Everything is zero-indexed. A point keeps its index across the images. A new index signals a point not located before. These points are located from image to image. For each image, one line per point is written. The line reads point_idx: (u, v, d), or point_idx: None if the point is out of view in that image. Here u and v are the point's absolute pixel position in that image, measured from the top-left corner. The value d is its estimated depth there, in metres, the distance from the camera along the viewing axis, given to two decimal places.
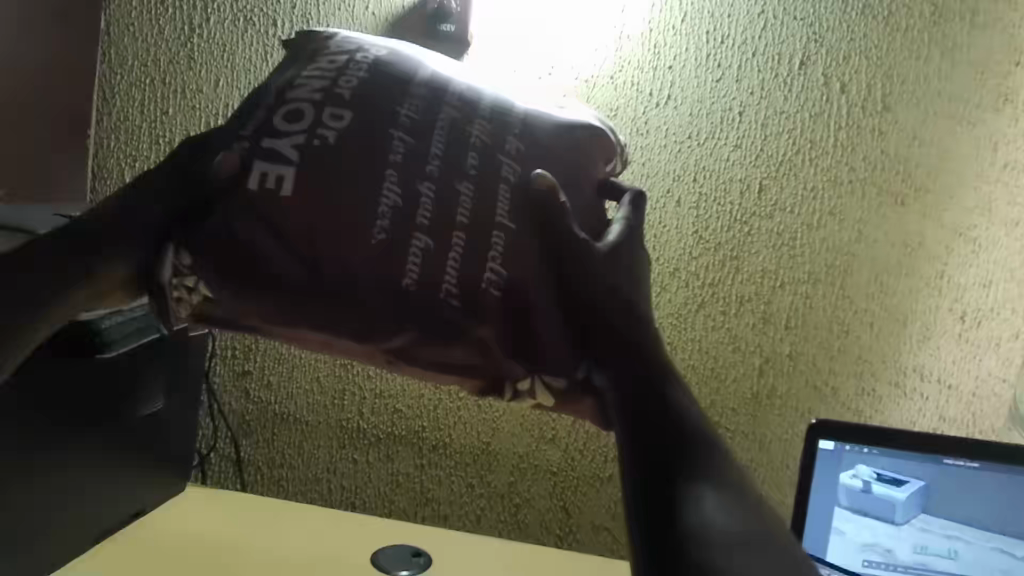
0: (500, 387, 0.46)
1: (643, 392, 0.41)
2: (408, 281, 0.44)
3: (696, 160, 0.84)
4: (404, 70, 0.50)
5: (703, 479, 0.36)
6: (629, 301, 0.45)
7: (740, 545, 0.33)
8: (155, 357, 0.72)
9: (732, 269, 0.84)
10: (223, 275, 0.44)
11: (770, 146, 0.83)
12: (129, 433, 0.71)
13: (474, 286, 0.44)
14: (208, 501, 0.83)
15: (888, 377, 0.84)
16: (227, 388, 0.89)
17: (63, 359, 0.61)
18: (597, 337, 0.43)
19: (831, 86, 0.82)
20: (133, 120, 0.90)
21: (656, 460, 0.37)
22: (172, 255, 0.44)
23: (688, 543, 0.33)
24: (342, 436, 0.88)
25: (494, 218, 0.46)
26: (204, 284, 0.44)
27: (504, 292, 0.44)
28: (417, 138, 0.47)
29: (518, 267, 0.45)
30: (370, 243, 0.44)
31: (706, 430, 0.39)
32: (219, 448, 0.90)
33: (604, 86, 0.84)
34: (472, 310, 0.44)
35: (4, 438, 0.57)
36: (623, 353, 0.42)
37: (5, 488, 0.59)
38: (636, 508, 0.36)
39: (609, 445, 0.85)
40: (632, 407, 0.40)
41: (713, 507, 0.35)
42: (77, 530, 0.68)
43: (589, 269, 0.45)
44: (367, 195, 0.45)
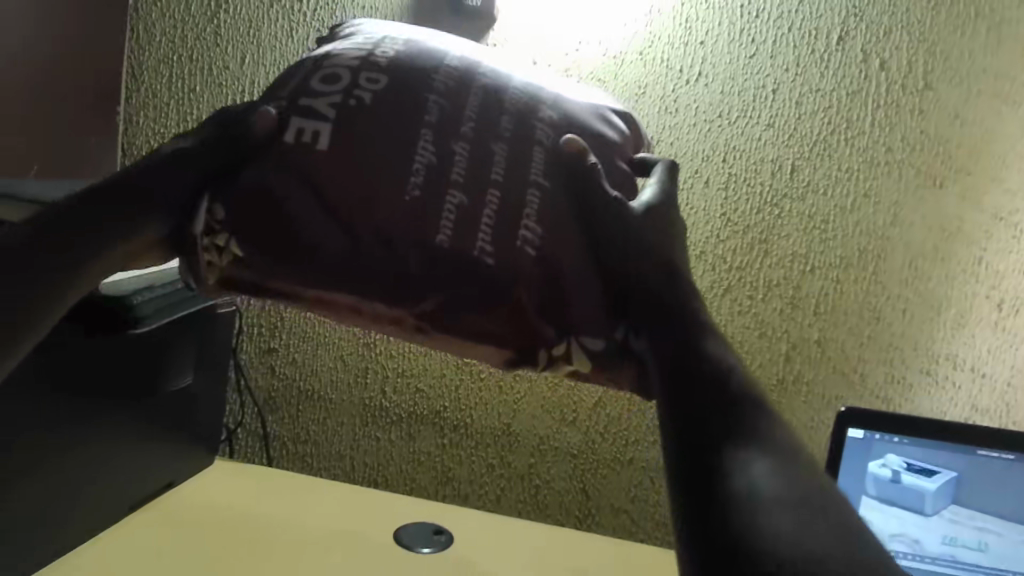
0: (534, 355, 0.46)
1: (682, 352, 0.39)
2: (440, 239, 0.44)
3: (727, 139, 0.82)
4: (431, 54, 0.50)
5: (749, 442, 0.32)
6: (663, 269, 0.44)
7: (796, 510, 0.29)
8: (187, 333, 0.74)
9: (761, 252, 0.83)
10: (256, 237, 0.44)
11: (804, 126, 0.81)
12: (158, 406, 0.73)
13: (509, 246, 0.45)
14: (234, 475, 0.84)
15: (920, 365, 0.82)
16: (253, 363, 0.90)
17: (98, 338, 0.62)
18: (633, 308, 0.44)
19: (870, 62, 0.79)
20: (161, 97, 0.91)
21: (695, 424, 0.34)
22: (207, 205, 0.45)
23: (729, 507, 0.29)
24: (365, 414, 0.89)
25: (526, 182, 0.47)
26: (237, 240, 0.44)
27: (539, 251, 0.45)
28: (454, 103, 0.48)
29: (550, 232, 0.46)
30: (403, 200, 0.45)
31: (753, 394, 0.36)
32: (246, 423, 0.92)
33: (632, 62, 0.82)
34: (506, 268, 0.44)
35: (34, 414, 0.58)
36: (660, 325, 0.41)
37: (40, 464, 0.60)
38: (679, 483, 0.33)
39: (630, 429, 0.85)
40: (671, 373, 0.38)
41: (763, 472, 0.31)
42: (105, 503, 0.69)
43: (624, 228, 0.45)
44: (401, 161, 0.45)
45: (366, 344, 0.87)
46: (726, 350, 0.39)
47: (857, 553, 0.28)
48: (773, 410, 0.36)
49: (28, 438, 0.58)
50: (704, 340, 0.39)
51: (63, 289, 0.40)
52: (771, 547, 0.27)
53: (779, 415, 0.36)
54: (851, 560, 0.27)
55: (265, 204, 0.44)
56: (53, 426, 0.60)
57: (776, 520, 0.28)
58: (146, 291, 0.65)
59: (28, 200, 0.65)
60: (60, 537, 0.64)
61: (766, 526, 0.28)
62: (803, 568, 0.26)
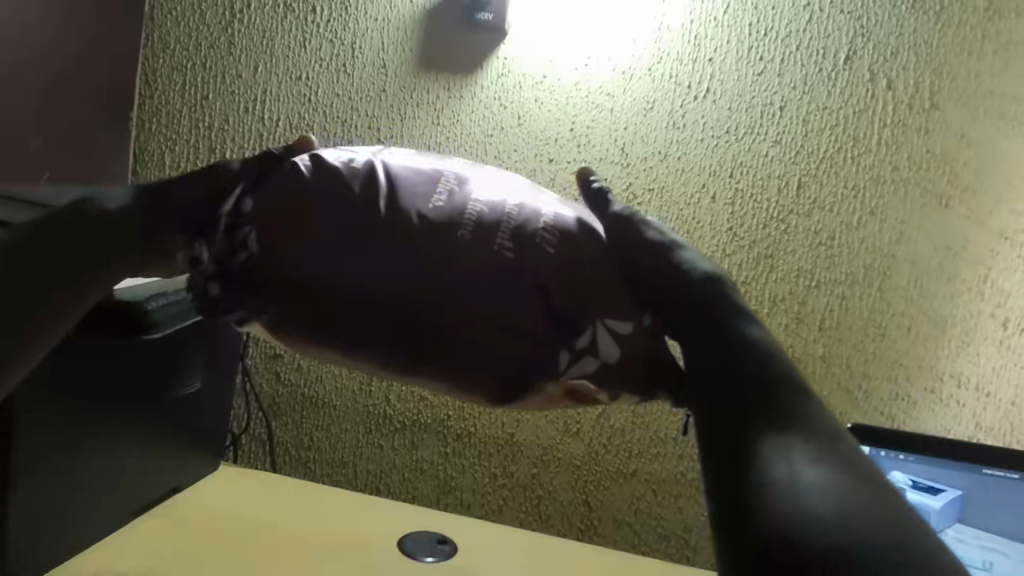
0: (556, 358, 0.47)
1: (715, 338, 0.42)
2: (461, 235, 0.46)
3: (734, 155, 0.83)
4: (440, 157, 0.54)
5: (787, 427, 0.36)
6: (679, 268, 0.47)
7: (839, 490, 0.32)
8: (189, 341, 0.74)
9: (766, 267, 0.83)
10: (279, 233, 0.46)
11: (811, 143, 0.82)
12: (164, 412, 0.73)
13: (527, 243, 0.47)
14: (235, 480, 0.85)
15: (924, 383, 0.82)
16: (260, 369, 0.91)
17: (100, 348, 0.62)
18: (664, 306, 0.47)
19: (877, 82, 0.80)
20: (173, 104, 0.91)
21: (728, 413, 0.38)
22: (237, 197, 0.48)
23: (766, 490, 0.33)
24: (369, 421, 0.89)
25: (538, 209, 0.49)
26: (254, 230, 0.46)
27: (557, 250, 0.47)
28: (470, 173, 0.51)
29: (566, 237, 0.48)
30: (427, 208, 0.47)
31: (793, 377, 0.40)
32: (250, 429, 0.92)
33: (641, 78, 0.83)
34: (522, 263, 0.46)
35: (44, 420, 0.58)
36: (692, 318, 0.44)
37: (50, 469, 0.60)
38: (716, 471, 0.36)
39: (634, 441, 0.85)
40: (702, 365, 0.42)
41: (803, 458, 0.34)
42: (112, 506, 0.69)
43: (639, 246, 0.49)
44: (418, 190, 0.48)
45: None
46: (762, 338, 0.43)
47: (896, 531, 0.31)
48: (807, 395, 0.39)
49: (39, 443, 0.58)
50: (745, 329, 0.43)
51: (64, 306, 0.47)
52: (819, 531, 0.30)
53: (817, 400, 0.39)
54: (885, 530, 0.31)
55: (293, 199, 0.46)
56: (63, 431, 0.60)
57: (818, 503, 0.31)
58: (159, 299, 0.66)
59: (39, 203, 0.66)
60: (64, 542, 0.64)
61: (809, 509, 0.31)
62: (842, 546, 0.30)
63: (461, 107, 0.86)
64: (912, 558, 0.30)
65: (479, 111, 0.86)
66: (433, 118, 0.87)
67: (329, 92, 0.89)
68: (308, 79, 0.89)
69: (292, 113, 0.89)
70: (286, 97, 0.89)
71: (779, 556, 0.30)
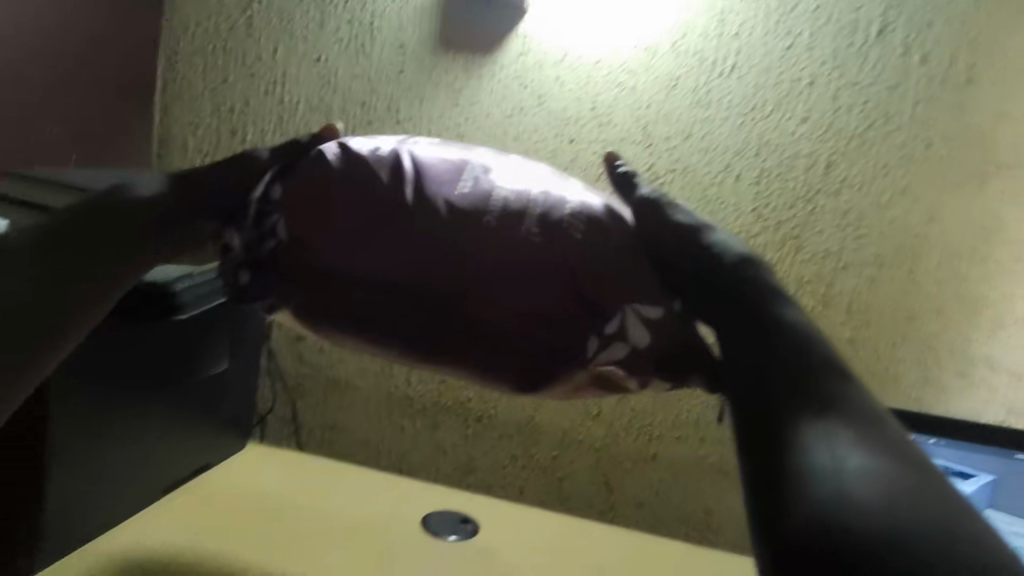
0: (585, 343, 0.48)
1: (746, 319, 0.42)
2: (489, 220, 0.48)
3: (760, 134, 0.81)
4: (464, 146, 0.54)
5: (825, 412, 0.35)
6: (710, 253, 0.47)
7: (883, 475, 0.32)
8: (214, 325, 0.75)
9: (792, 248, 0.82)
10: (303, 222, 0.49)
11: (840, 120, 0.79)
12: (193, 393, 0.75)
13: (555, 229, 0.48)
14: (262, 460, 0.86)
15: (954, 366, 0.80)
16: (283, 351, 0.92)
17: (130, 334, 0.64)
18: (691, 286, 0.47)
19: (910, 56, 0.77)
20: (196, 87, 0.92)
21: (763, 399, 0.38)
22: (267, 185, 0.52)
23: (804, 477, 0.32)
24: (392, 403, 0.90)
25: (563, 197, 0.50)
26: (282, 217, 0.50)
27: (583, 236, 0.48)
28: (495, 162, 0.52)
29: (592, 224, 0.49)
30: (452, 196, 0.49)
31: (830, 361, 0.39)
32: (275, 410, 0.94)
33: (665, 55, 0.81)
34: (547, 251, 0.47)
35: (78, 402, 0.60)
36: (727, 305, 0.44)
37: (83, 450, 0.62)
38: (751, 459, 0.36)
39: (654, 424, 0.84)
40: (734, 353, 0.42)
41: (841, 444, 0.33)
42: (143, 484, 0.71)
43: (665, 228, 0.49)
44: (444, 180, 0.49)
45: None
46: (798, 322, 0.42)
47: (946, 517, 0.30)
48: (848, 379, 0.38)
49: (72, 425, 0.60)
50: (780, 314, 0.42)
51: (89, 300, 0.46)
52: (858, 517, 0.30)
53: (864, 389, 0.38)
54: (933, 516, 0.30)
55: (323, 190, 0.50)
56: (93, 414, 0.62)
57: (858, 489, 0.31)
58: (185, 281, 0.67)
59: (70, 188, 0.67)
60: (98, 519, 0.66)
61: (849, 496, 0.31)
62: (884, 533, 0.29)
63: (481, 87, 0.86)
64: (962, 545, 0.29)
65: (498, 91, 0.85)
66: (452, 99, 0.87)
67: (348, 74, 0.89)
68: (328, 61, 0.89)
69: (312, 96, 0.90)
70: (307, 79, 0.89)
71: (814, 543, 0.30)
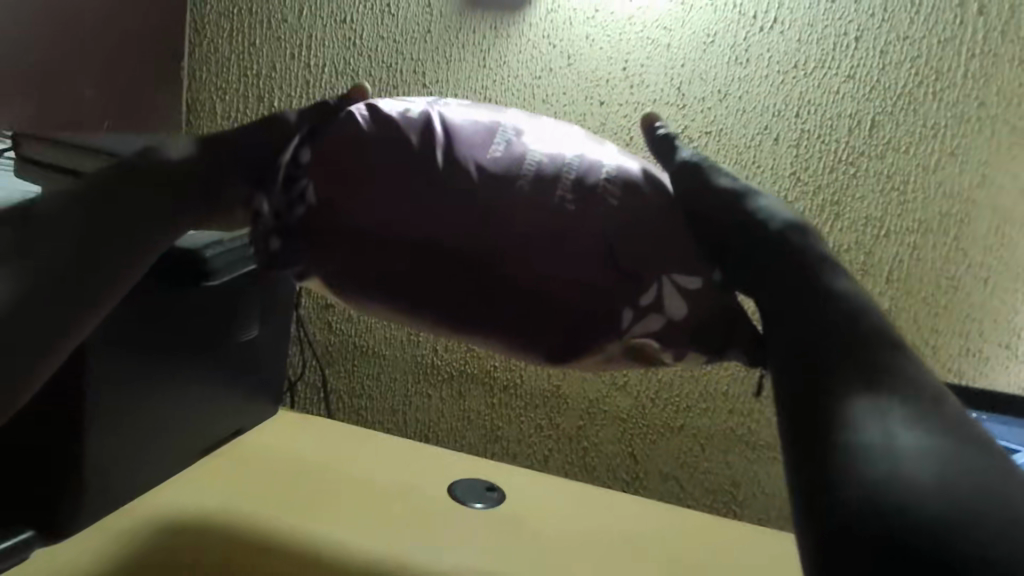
0: (619, 317, 0.46)
1: (799, 287, 0.43)
2: (522, 181, 0.46)
3: (801, 93, 0.77)
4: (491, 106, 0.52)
5: (878, 389, 0.36)
6: (760, 220, 0.47)
7: (937, 452, 0.33)
8: (245, 290, 0.76)
9: (832, 215, 0.78)
10: (339, 185, 0.46)
11: (888, 76, 0.75)
12: (225, 359, 0.77)
13: (591, 196, 0.46)
14: (292, 424, 0.89)
15: (999, 338, 0.77)
16: (313, 319, 0.94)
17: (155, 306, 0.64)
18: (738, 249, 0.47)
19: (967, 7, 0.72)
20: (222, 50, 0.91)
21: (813, 376, 0.38)
22: (295, 147, 0.49)
23: (859, 455, 0.34)
24: (419, 372, 0.91)
25: (599, 162, 0.48)
26: (313, 181, 0.47)
27: (620, 202, 0.46)
28: (528, 124, 0.50)
29: (628, 188, 0.47)
30: (487, 160, 0.47)
31: (879, 332, 0.40)
32: (305, 377, 0.96)
33: (701, 9, 0.77)
34: (582, 220, 0.45)
35: (107, 374, 0.61)
36: (775, 274, 0.44)
37: (116, 419, 0.63)
38: (800, 435, 0.37)
39: (681, 396, 0.84)
40: (786, 317, 0.42)
41: (895, 421, 0.35)
42: (178, 450, 0.73)
43: (710, 190, 0.48)
44: (476, 143, 0.48)
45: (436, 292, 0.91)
46: (847, 292, 0.43)
47: (995, 491, 0.32)
48: (900, 347, 0.40)
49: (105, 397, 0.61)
50: (830, 282, 0.43)
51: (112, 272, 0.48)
52: (915, 499, 0.31)
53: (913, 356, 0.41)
54: (986, 492, 0.32)
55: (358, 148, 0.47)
56: (123, 386, 0.63)
57: (916, 469, 0.32)
58: (217, 246, 0.67)
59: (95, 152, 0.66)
60: (133, 483, 0.68)
61: (905, 476, 0.32)
62: (939, 512, 0.31)
63: (509, 47, 0.83)
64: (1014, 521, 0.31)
65: (526, 51, 0.82)
66: (479, 61, 0.84)
67: (373, 35, 0.87)
68: (352, 22, 0.87)
69: (337, 58, 0.88)
70: (332, 41, 0.88)
71: (873, 525, 0.31)
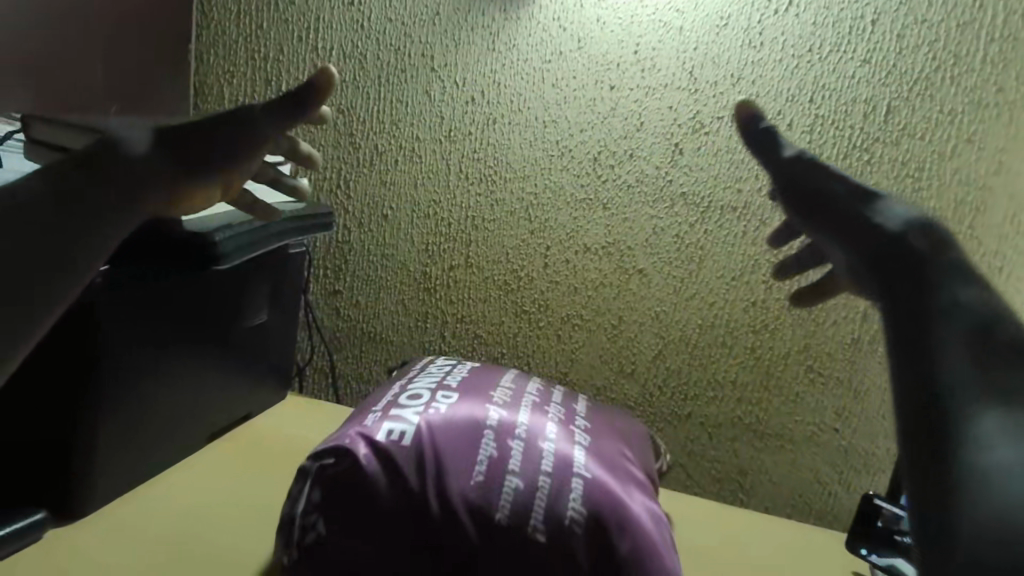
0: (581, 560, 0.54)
1: (922, 311, 0.38)
2: (548, 524, 0.55)
3: (817, 77, 0.75)
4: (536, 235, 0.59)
5: (990, 400, 0.35)
6: (874, 225, 0.43)
7: None
8: (258, 270, 0.77)
9: None
10: (343, 523, 0.55)
11: (905, 61, 0.74)
12: (238, 341, 0.78)
13: (560, 526, 0.55)
14: (305, 407, 0.91)
15: None
16: (321, 305, 0.96)
17: (161, 290, 0.64)
18: (894, 275, 0.40)
19: None
20: (229, 33, 0.91)
21: (926, 398, 0.36)
22: (308, 485, 0.57)
23: (994, 482, 0.32)
24: (427, 319, 0.93)
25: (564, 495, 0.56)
26: (322, 512, 0.56)
27: (561, 533, 0.55)
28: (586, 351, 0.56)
29: (595, 520, 0.55)
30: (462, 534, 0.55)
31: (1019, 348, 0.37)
32: (314, 361, 0.97)
33: None
34: (560, 545, 0.54)
35: (107, 358, 0.60)
36: (905, 285, 0.40)
37: (120, 405, 0.63)
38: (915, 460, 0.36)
39: (686, 385, 0.84)
40: (905, 319, 0.40)
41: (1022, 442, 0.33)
42: (186, 434, 0.74)
43: (846, 216, 0.45)
44: (532, 518, 0.55)
45: (447, 275, 0.91)
46: (976, 303, 0.38)
47: None
48: None
49: (115, 381, 0.62)
50: (956, 296, 0.38)
51: (84, 245, 0.43)
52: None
53: None
54: None
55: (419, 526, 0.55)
56: (125, 371, 0.62)
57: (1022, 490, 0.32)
58: (229, 230, 0.68)
59: (88, 128, 0.63)
60: (134, 468, 0.68)
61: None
62: None
63: (518, 30, 0.82)
64: None
65: (536, 34, 0.82)
66: (488, 44, 0.83)
67: (381, 17, 0.86)
68: (361, 4, 0.86)
69: (344, 42, 0.88)
70: (340, 24, 0.87)
71: (999, 558, 0.31)
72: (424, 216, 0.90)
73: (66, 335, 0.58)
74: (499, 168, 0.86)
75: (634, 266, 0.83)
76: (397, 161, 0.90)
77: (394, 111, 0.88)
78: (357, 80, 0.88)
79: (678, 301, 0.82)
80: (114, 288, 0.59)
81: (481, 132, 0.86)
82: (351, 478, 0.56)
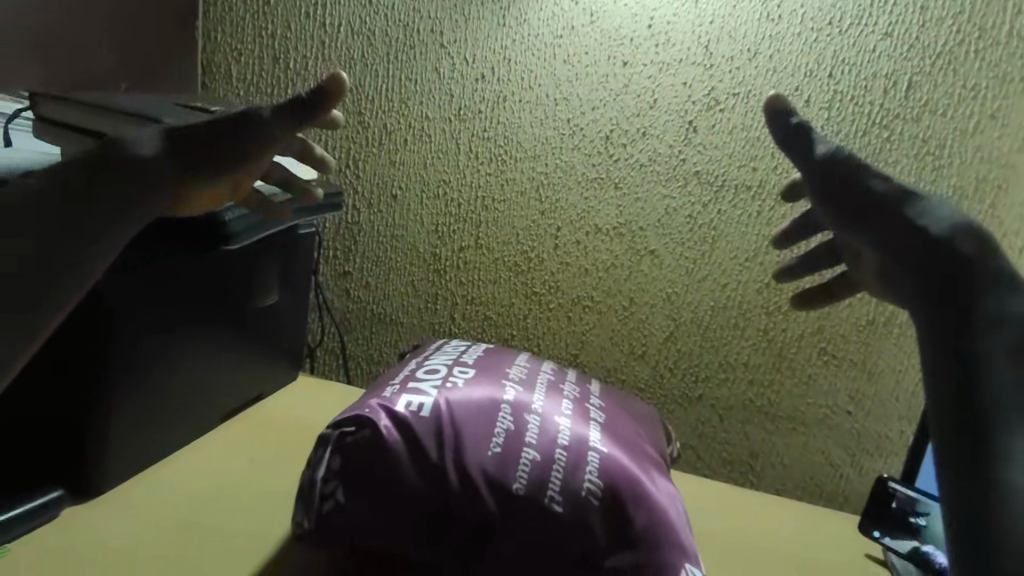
0: (598, 536, 0.54)
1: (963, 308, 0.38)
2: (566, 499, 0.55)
3: (835, 52, 0.73)
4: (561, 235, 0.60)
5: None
6: (916, 226, 0.42)
7: None
8: (267, 251, 0.77)
9: None
10: (359, 495, 0.55)
11: (927, 34, 0.71)
12: (250, 322, 0.78)
13: (577, 498, 0.55)
14: (318, 389, 0.91)
15: None
16: (332, 286, 0.96)
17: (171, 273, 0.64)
18: (935, 276, 0.40)
19: None
20: (236, 9, 0.90)
21: (962, 402, 0.36)
22: (329, 456, 0.57)
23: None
24: (438, 301, 0.94)
25: (580, 471, 0.56)
26: (342, 485, 0.56)
27: (578, 507, 0.55)
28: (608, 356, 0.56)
29: (611, 494, 0.55)
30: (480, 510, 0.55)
31: None
32: (325, 342, 0.98)
33: None
34: (577, 517, 0.54)
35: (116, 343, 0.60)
36: (943, 286, 0.39)
37: (132, 389, 0.64)
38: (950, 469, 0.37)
39: (699, 367, 0.84)
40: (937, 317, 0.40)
41: None
42: (199, 414, 0.75)
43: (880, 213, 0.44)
44: (548, 490, 0.55)
45: (457, 259, 0.92)
46: None
47: None
48: None
49: (127, 365, 0.62)
50: (1003, 305, 0.37)
51: (86, 253, 0.43)
52: None
53: None
54: None
55: (436, 496, 0.55)
56: (136, 355, 0.63)
57: None
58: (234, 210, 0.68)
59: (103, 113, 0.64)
60: (146, 449, 0.68)
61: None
62: None
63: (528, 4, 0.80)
64: None
65: (547, 8, 0.79)
66: (498, 19, 0.81)
67: None
68: None
69: (352, 17, 0.85)
70: None
71: None
72: (432, 197, 0.90)
73: (78, 320, 0.58)
74: (510, 146, 0.85)
75: (645, 247, 0.82)
76: (406, 140, 0.89)
77: (402, 89, 0.87)
78: (365, 57, 0.87)
79: (690, 283, 0.82)
80: (126, 270, 0.58)
81: (491, 111, 0.85)
82: (370, 448, 0.56)
